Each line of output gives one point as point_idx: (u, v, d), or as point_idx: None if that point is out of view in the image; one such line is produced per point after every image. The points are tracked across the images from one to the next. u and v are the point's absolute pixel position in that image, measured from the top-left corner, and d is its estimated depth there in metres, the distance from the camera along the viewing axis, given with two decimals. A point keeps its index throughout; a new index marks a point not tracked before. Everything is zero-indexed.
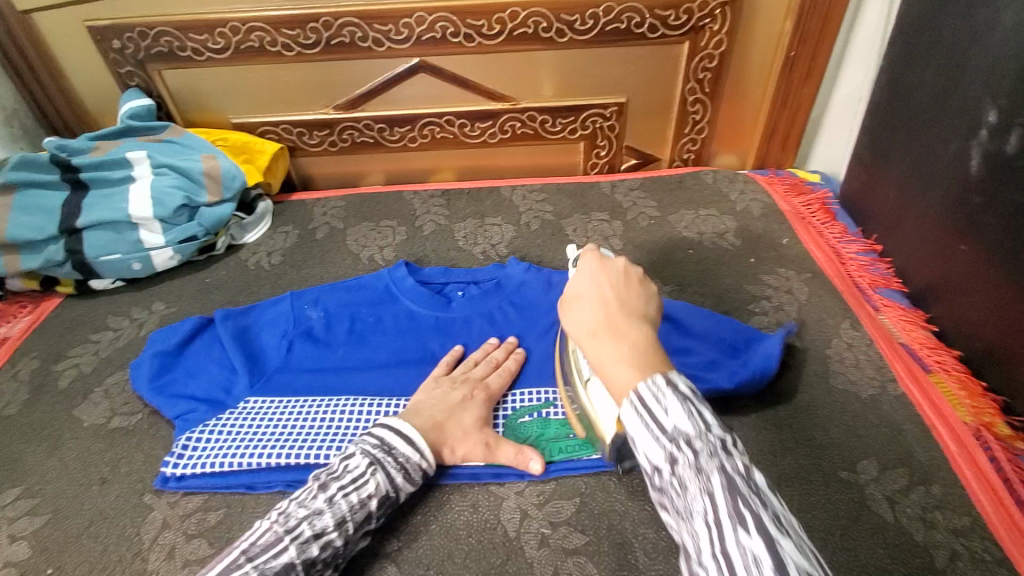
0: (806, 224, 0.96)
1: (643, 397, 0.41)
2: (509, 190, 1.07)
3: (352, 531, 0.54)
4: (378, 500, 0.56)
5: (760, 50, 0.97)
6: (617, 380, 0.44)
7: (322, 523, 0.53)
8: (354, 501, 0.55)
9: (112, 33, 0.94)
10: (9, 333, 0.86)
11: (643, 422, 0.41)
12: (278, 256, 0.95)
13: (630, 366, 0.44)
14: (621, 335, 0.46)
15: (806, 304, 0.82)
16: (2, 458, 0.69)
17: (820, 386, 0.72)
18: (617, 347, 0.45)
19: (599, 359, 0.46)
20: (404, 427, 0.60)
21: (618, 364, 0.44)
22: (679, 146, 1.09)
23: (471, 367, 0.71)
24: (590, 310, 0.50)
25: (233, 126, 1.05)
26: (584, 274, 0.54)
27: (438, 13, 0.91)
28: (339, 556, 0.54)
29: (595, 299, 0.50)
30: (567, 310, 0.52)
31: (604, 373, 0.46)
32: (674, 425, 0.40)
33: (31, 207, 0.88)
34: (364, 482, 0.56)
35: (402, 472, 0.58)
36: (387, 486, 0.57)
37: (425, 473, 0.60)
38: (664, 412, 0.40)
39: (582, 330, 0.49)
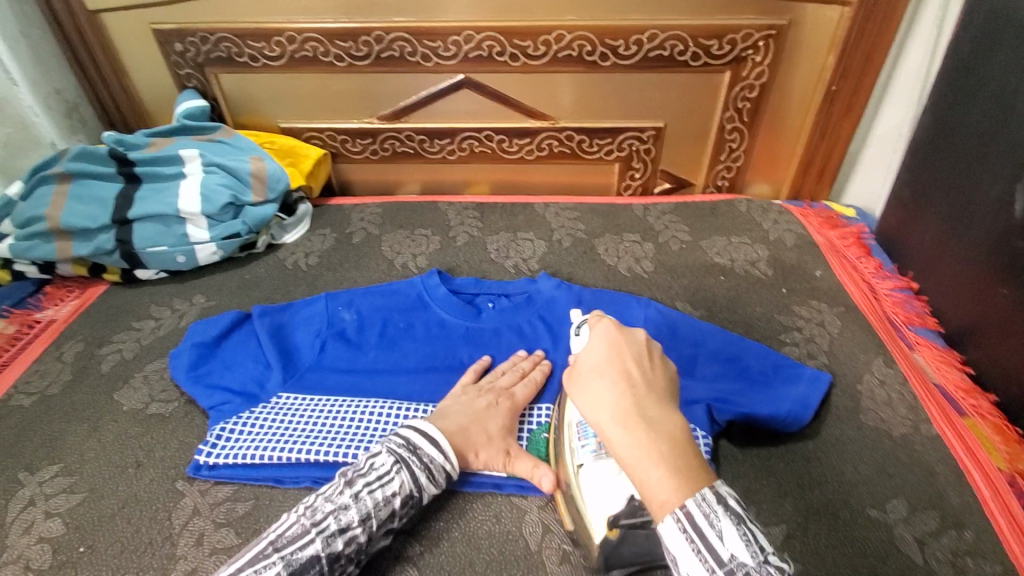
0: (841, 257, 0.95)
1: (697, 519, 0.41)
2: (542, 207, 1.08)
3: (376, 527, 0.55)
4: (402, 498, 0.56)
5: (801, 83, 0.98)
6: (656, 488, 0.43)
7: (347, 518, 0.54)
8: (379, 498, 0.55)
9: (175, 37, 0.99)
10: (55, 316, 0.89)
11: (695, 547, 0.41)
12: (316, 257, 0.98)
13: (669, 474, 0.43)
14: (653, 427, 0.45)
15: (839, 338, 0.81)
16: (41, 437, 0.71)
17: (850, 422, 0.71)
18: (650, 443, 0.44)
19: (626, 452, 0.45)
20: (429, 429, 0.61)
21: (650, 468, 0.43)
22: (714, 173, 1.10)
23: (498, 376, 0.72)
24: (611, 390, 0.47)
25: (280, 130, 1.09)
26: (600, 345, 0.51)
27: (486, 32, 0.94)
28: (362, 552, 0.54)
29: (617, 377, 0.48)
30: (581, 387, 0.50)
31: (634, 471, 0.44)
32: (730, 555, 0.41)
33: (86, 196, 0.92)
34: (390, 479, 0.56)
35: (427, 472, 0.58)
36: (411, 485, 0.57)
37: (450, 475, 0.60)
38: (721, 540, 0.41)
39: (604, 415, 0.47)
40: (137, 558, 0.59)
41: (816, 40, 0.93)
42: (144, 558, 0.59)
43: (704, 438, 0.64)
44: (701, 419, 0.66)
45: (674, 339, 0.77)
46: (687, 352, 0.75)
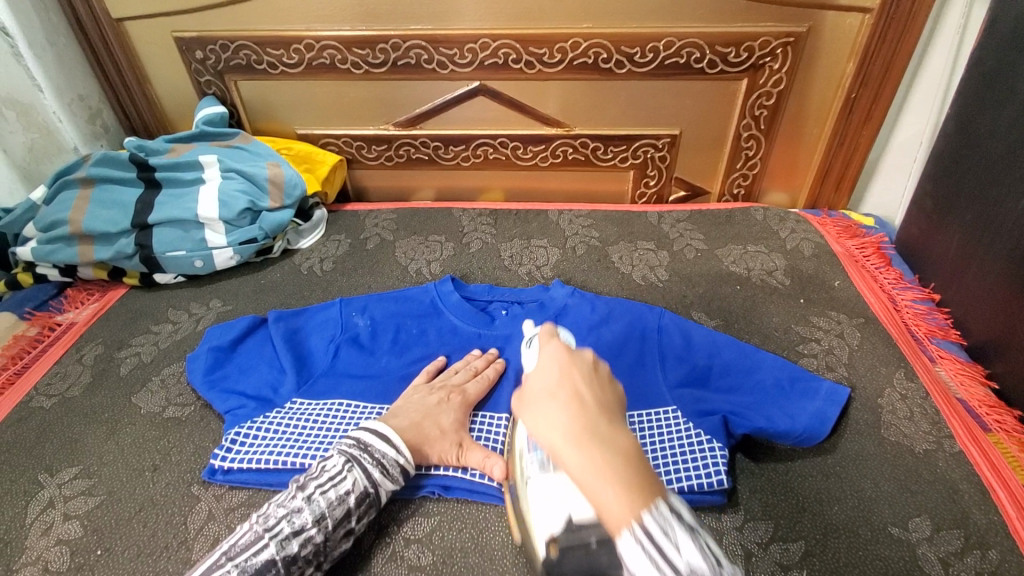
0: (860, 267, 0.94)
1: (652, 532, 0.39)
2: (556, 214, 1.08)
3: (332, 529, 0.55)
4: (358, 496, 0.57)
5: (820, 90, 0.97)
6: (611, 508, 0.41)
7: (300, 520, 0.54)
8: (332, 498, 0.56)
9: (195, 44, 1.00)
10: (75, 319, 0.90)
11: (652, 561, 0.39)
12: (331, 262, 0.99)
13: (621, 492, 0.41)
14: (606, 446, 0.43)
15: (858, 350, 0.80)
16: (62, 438, 0.73)
17: (869, 436, 0.70)
18: (604, 462, 0.42)
19: (581, 473, 0.42)
20: (381, 427, 0.61)
21: (602, 487, 0.41)
22: (730, 180, 1.09)
23: (450, 375, 0.73)
24: (562, 410, 0.45)
25: (297, 136, 1.10)
26: (550, 365, 0.50)
27: (502, 40, 0.94)
28: (320, 556, 0.54)
29: (569, 398, 0.46)
30: (531, 409, 0.47)
31: (591, 492, 0.42)
32: (686, 565, 0.39)
33: (108, 201, 0.94)
34: (342, 478, 0.57)
35: (379, 467, 0.59)
36: (366, 483, 0.58)
37: (407, 470, 0.61)
38: (677, 549, 0.39)
39: (557, 436, 0.44)
40: (153, 562, 0.59)
41: (836, 47, 0.92)
42: (160, 561, 0.59)
43: (720, 450, 0.65)
44: (717, 429, 0.67)
45: (688, 349, 0.77)
46: (702, 363, 0.75)
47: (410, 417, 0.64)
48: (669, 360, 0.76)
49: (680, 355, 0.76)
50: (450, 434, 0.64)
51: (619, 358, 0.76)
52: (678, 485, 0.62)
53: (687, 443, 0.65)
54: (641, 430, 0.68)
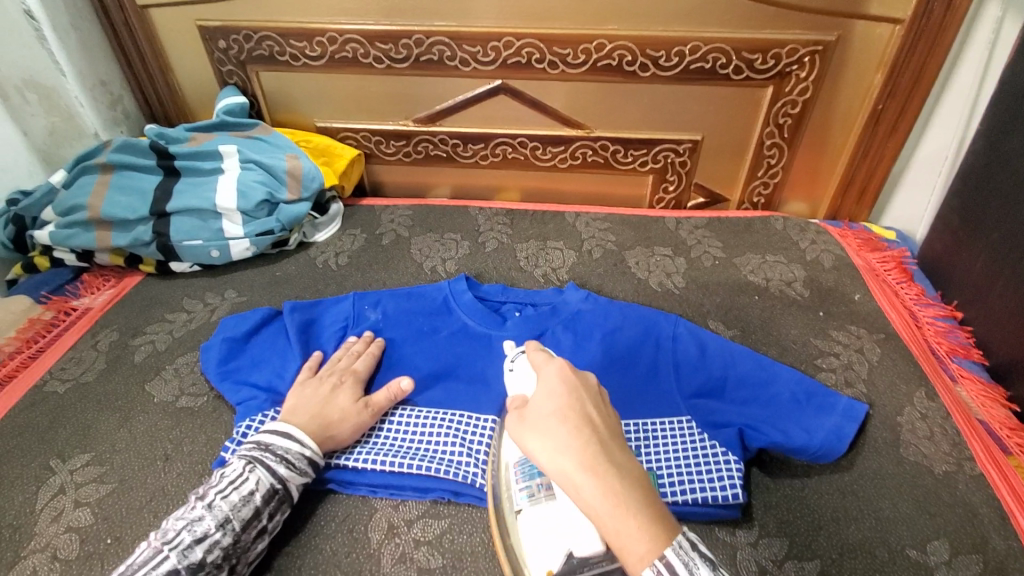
0: (881, 282, 0.92)
1: (676, 569, 0.42)
2: (573, 216, 1.07)
3: (240, 530, 0.55)
4: (263, 493, 0.57)
5: (847, 100, 0.95)
6: (630, 545, 0.43)
7: (203, 527, 0.54)
8: (235, 500, 0.56)
9: (219, 34, 1.00)
10: (91, 304, 0.91)
11: None
12: (346, 257, 0.98)
13: (640, 529, 0.43)
14: (619, 476, 0.45)
15: (877, 366, 0.79)
16: (75, 424, 0.73)
17: (887, 455, 0.68)
18: (622, 496, 0.44)
19: (597, 504, 0.44)
20: (280, 426, 0.62)
21: (621, 524, 0.43)
22: (750, 188, 1.08)
23: (339, 360, 0.74)
24: (574, 438, 0.46)
25: (316, 129, 1.10)
26: (555, 390, 0.50)
27: (526, 39, 0.93)
28: (230, 559, 0.54)
29: (579, 425, 0.47)
30: (537, 432, 0.48)
31: (606, 524, 0.44)
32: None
33: (126, 187, 0.94)
34: (244, 480, 0.57)
35: (283, 464, 0.59)
36: (271, 480, 0.58)
37: (314, 461, 0.62)
38: None
39: (571, 465, 0.45)
40: None
41: (864, 57, 0.91)
42: None
43: (735, 465, 0.64)
44: (733, 443, 0.66)
45: (703, 359, 0.76)
46: (716, 373, 0.74)
47: (309, 407, 0.66)
48: (683, 369, 0.75)
49: (694, 363, 0.75)
50: (352, 413, 0.67)
51: (632, 366, 0.76)
52: (691, 496, 0.62)
53: (701, 457, 0.65)
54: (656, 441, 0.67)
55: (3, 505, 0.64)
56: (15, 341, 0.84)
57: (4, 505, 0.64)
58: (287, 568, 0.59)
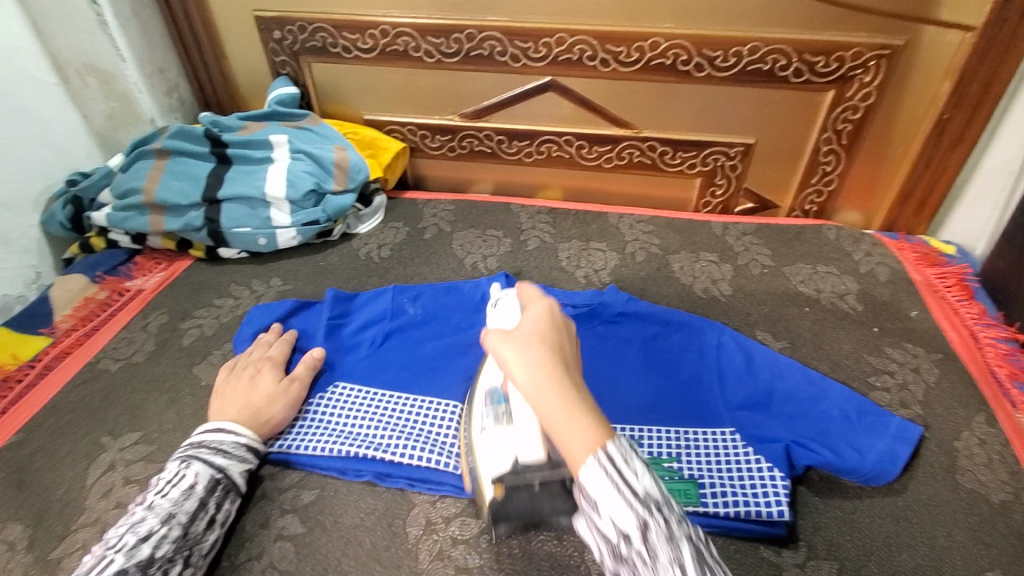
0: (939, 299, 0.88)
1: (614, 458, 0.39)
2: (616, 218, 1.05)
3: (187, 522, 0.56)
4: (204, 484, 0.59)
5: (910, 108, 0.91)
6: (575, 446, 0.40)
7: (145, 527, 0.54)
8: (175, 495, 0.57)
9: (275, 24, 1.02)
10: (142, 286, 0.93)
11: (613, 484, 0.39)
12: (388, 250, 0.99)
13: (588, 432, 0.40)
14: (575, 389, 0.43)
15: (935, 388, 0.75)
16: (126, 403, 0.75)
17: (943, 481, 0.65)
18: (576, 404, 0.41)
19: (551, 407, 0.41)
20: (212, 422, 0.64)
21: (572, 425, 0.40)
22: (803, 196, 1.04)
23: (247, 354, 0.75)
24: (543, 352, 0.45)
25: (363, 121, 1.10)
26: (537, 318, 0.49)
27: (579, 36, 0.92)
28: (182, 549, 0.55)
29: (551, 345, 0.46)
30: (510, 342, 0.46)
31: (556, 429, 0.41)
32: (645, 489, 0.39)
33: (179, 173, 0.96)
34: (182, 476, 0.58)
35: (220, 454, 0.61)
36: (210, 471, 0.60)
37: (252, 448, 0.64)
38: (635, 475, 0.39)
39: (535, 371, 0.43)
40: None
41: (934, 63, 0.86)
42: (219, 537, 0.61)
43: (782, 481, 0.62)
44: (779, 459, 0.64)
45: (748, 370, 0.73)
46: (763, 386, 0.71)
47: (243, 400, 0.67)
48: (727, 379, 0.73)
49: (738, 373, 0.73)
50: (279, 394, 0.69)
51: (674, 373, 0.74)
52: (734, 510, 0.60)
53: (744, 470, 0.63)
54: (698, 452, 0.66)
55: (58, 478, 0.67)
56: (71, 319, 0.87)
57: (56, 479, 0.67)
58: (325, 559, 0.59)
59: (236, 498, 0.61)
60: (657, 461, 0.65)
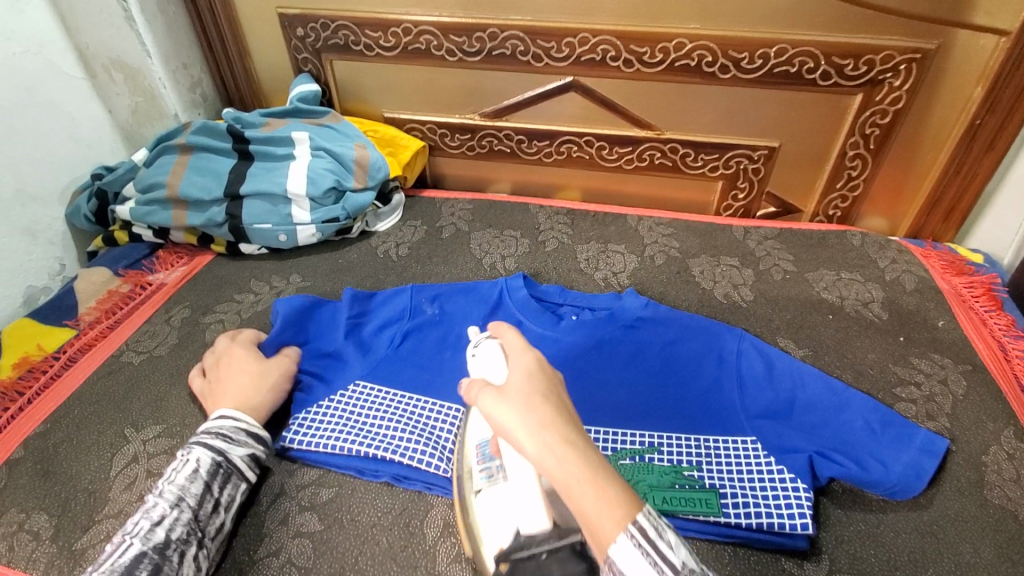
0: (967, 309, 0.86)
1: (646, 532, 0.38)
2: (635, 220, 1.04)
3: (196, 505, 0.57)
4: (209, 468, 0.60)
5: (941, 113, 0.89)
6: (602, 519, 0.38)
7: (157, 512, 0.55)
8: (182, 480, 0.58)
9: (298, 21, 1.02)
10: (165, 280, 0.94)
11: (649, 558, 0.38)
12: (406, 248, 0.99)
13: (611, 503, 0.39)
14: (587, 452, 0.40)
15: (962, 400, 0.73)
16: (148, 395, 0.76)
17: (970, 496, 0.64)
18: (595, 471, 0.40)
19: (567, 478, 0.39)
20: (212, 415, 0.66)
21: (596, 496, 0.39)
22: (827, 200, 1.02)
23: (207, 360, 0.76)
24: (546, 414, 0.42)
25: (384, 119, 1.11)
26: (525, 372, 0.45)
27: (603, 36, 0.91)
28: (195, 532, 0.56)
29: (549, 402, 0.43)
30: (507, 405, 0.42)
31: (579, 504, 0.39)
32: (681, 562, 0.39)
33: (203, 168, 0.97)
34: (185, 462, 0.59)
35: (221, 439, 0.63)
36: (212, 455, 0.61)
37: (252, 433, 0.65)
38: (671, 548, 0.39)
39: (541, 437, 0.40)
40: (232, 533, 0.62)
41: (968, 67, 0.84)
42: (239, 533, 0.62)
43: (805, 493, 0.61)
44: (802, 471, 0.63)
45: (770, 377, 0.72)
46: (785, 394, 0.70)
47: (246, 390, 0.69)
48: (748, 387, 0.72)
49: (760, 381, 0.72)
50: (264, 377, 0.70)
51: (693, 380, 0.73)
52: (756, 521, 0.60)
53: (766, 480, 0.63)
54: (718, 461, 0.65)
55: (82, 469, 0.68)
56: (95, 311, 0.88)
57: (81, 469, 0.68)
58: (344, 557, 0.60)
59: (243, 481, 0.62)
60: (678, 469, 0.65)
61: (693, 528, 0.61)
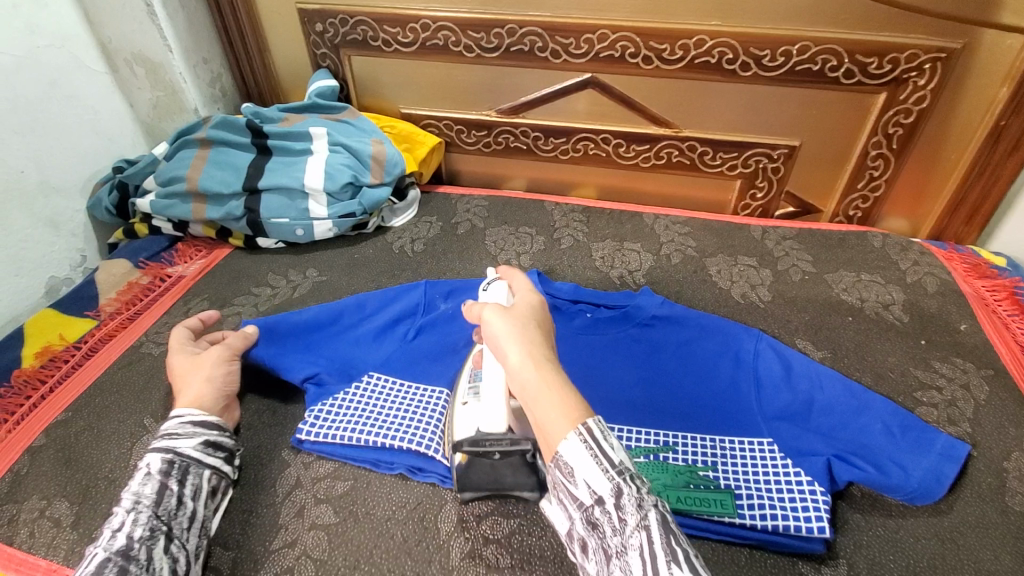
0: (991, 313, 0.84)
1: (592, 429, 0.43)
2: (651, 218, 1.04)
3: (153, 503, 0.56)
4: (160, 466, 0.58)
5: (966, 113, 0.87)
6: (552, 415, 0.44)
7: (115, 522, 0.54)
8: (134, 485, 0.56)
9: (317, 17, 1.02)
10: (184, 272, 0.96)
11: (590, 451, 0.42)
12: (421, 244, 0.99)
13: (565, 407, 0.44)
14: (556, 369, 0.47)
15: (985, 406, 0.72)
16: (167, 386, 0.77)
17: (993, 503, 0.63)
18: (557, 381, 0.46)
19: (535, 380, 0.46)
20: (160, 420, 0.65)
21: (552, 397, 0.45)
22: (847, 201, 1.01)
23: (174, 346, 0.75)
24: (531, 335, 0.50)
25: (400, 115, 1.11)
26: (526, 308, 0.54)
27: (622, 32, 0.90)
28: (161, 526, 0.55)
29: (535, 329, 0.51)
30: (501, 321, 0.51)
31: (538, 403, 0.45)
32: (621, 460, 0.42)
33: (222, 162, 0.98)
34: (136, 469, 0.58)
35: (167, 436, 0.61)
36: (161, 454, 0.59)
37: (200, 421, 0.64)
38: (611, 447, 0.42)
39: (522, 346, 0.48)
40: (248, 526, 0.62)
41: (995, 66, 0.82)
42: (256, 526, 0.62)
43: (822, 496, 0.60)
44: (820, 473, 0.62)
45: (788, 378, 0.71)
46: (803, 396, 0.69)
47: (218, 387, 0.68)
48: (765, 388, 0.71)
49: (777, 382, 0.71)
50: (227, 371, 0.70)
51: (708, 381, 0.73)
52: (771, 524, 0.59)
53: (782, 482, 0.62)
54: (733, 461, 0.64)
55: (102, 457, 0.69)
56: (116, 302, 0.90)
57: (101, 458, 0.69)
58: (358, 549, 0.60)
59: (205, 468, 0.61)
60: (693, 468, 0.64)
61: (707, 529, 0.60)
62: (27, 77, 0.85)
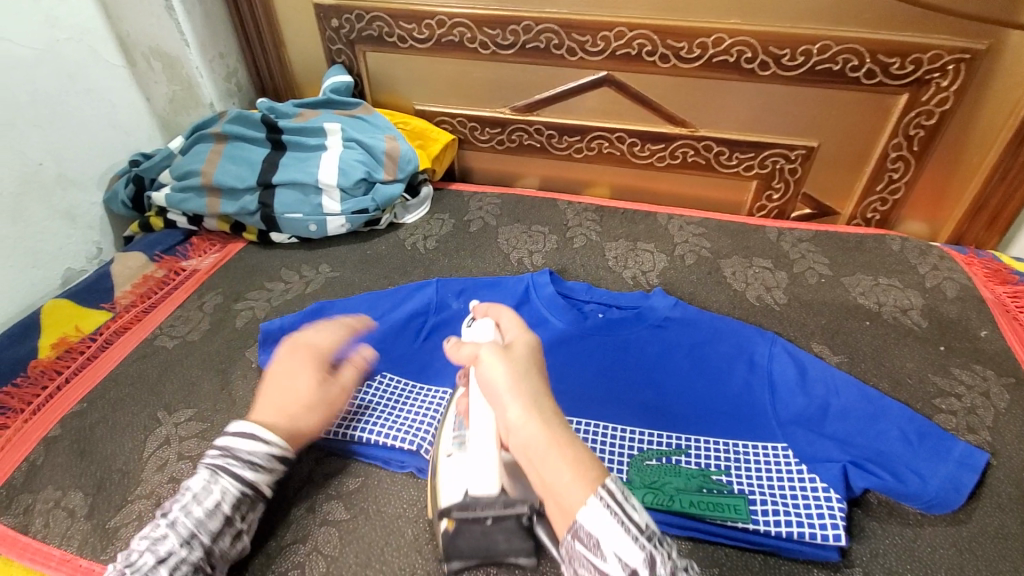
0: (1012, 319, 0.82)
1: (610, 493, 0.43)
2: (665, 218, 1.03)
3: (208, 541, 0.53)
4: (229, 501, 0.55)
5: (990, 115, 0.85)
6: (562, 481, 0.45)
7: (165, 547, 0.51)
8: (198, 515, 0.53)
9: (333, 12, 1.03)
10: (198, 266, 0.96)
11: (616, 517, 0.42)
12: (433, 241, 0.99)
13: (574, 472, 0.45)
14: (559, 426, 0.47)
15: (1006, 414, 0.71)
16: (180, 379, 0.78)
17: (1013, 513, 0.61)
18: (563, 440, 0.46)
19: (538, 442, 0.46)
20: (244, 426, 0.58)
21: (560, 461, 0.45)
22: (865, 203, 0.99)
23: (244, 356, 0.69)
24: (530, 385, 0.49)
25: (414, 112, 1.11)
26: (520, 349, 0.53)
27: (640, 30, 0.89)
28: (205, 566, 0.53)
29: (533, 375, 0.51)
30: (497, 370, 0.51)
31: (545, 466, 0.46)
32: (643, 521, 0.43)
33: (237, 157, 0.98)
34: (206, 493, 0.54)
35: (249, 468, 0.57)
36: (237, 487, 0.56)
37: (283, 457, 0.60)
38: (634, 508, 0.43)
39: (523, 401, 0.48)
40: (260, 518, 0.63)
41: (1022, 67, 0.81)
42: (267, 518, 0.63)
43: (837, 503, 0.59)
44: (836, 480, 0.61)
45: (803, 383, 0.70)
46: (818, 401, 0.68)
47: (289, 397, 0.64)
48: (780, 392, 0.70)
49: (791, 386, 0.70)
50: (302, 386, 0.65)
51: (722, 383, 0.72)
52: (786, 530, 0.58)
53: (797, 488, 0.61)
54: (746, 466, 0.64)
55: (117, 449, 0.69)
56: (131, 295, 0.91)
57: (116, 450, 0.69)
58: (370, 547, 0.60)
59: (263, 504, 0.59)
60: (706, 473, 0.63)
61: (719, 533, 0.60)
62: (47, 71, 0.86)
